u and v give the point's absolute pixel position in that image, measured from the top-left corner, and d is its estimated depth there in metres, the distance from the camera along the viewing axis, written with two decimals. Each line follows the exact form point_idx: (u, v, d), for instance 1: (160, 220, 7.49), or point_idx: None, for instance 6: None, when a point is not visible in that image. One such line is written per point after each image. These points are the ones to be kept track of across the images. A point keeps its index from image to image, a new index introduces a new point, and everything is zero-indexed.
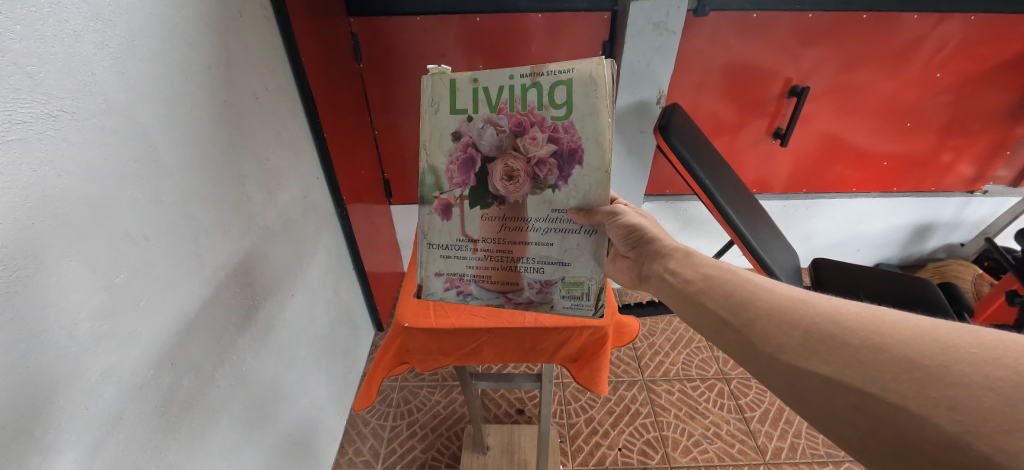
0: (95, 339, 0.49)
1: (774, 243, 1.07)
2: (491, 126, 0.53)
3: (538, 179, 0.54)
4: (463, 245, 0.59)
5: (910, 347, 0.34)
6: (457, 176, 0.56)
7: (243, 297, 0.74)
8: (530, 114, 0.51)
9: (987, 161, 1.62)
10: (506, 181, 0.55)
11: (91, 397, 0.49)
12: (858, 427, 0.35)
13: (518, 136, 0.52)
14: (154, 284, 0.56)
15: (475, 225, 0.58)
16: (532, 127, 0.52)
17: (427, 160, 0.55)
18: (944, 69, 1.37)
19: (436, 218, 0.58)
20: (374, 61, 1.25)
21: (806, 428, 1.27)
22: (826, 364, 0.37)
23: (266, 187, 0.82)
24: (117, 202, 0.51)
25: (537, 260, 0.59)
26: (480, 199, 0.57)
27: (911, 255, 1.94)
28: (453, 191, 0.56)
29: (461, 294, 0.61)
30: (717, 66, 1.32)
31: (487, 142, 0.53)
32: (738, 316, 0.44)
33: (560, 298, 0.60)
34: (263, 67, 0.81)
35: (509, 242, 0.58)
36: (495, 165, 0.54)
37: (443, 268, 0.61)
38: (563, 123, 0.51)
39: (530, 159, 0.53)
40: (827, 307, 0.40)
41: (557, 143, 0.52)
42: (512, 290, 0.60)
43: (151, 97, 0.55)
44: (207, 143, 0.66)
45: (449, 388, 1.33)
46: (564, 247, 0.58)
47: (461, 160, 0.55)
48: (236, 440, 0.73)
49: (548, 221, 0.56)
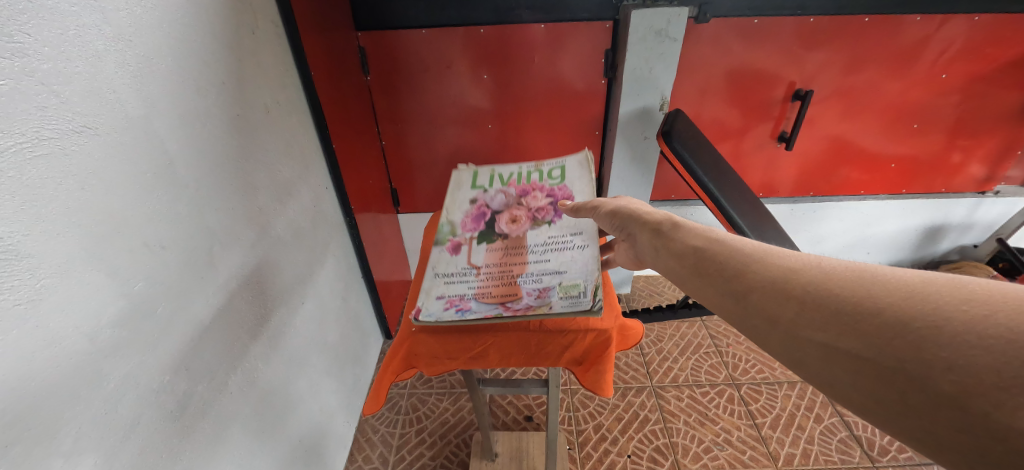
0: (114, 346, 0.50)
1: (780, 246, 1.07)
2: (502, 192, 0.76)
3: (536, 218, 0.70)
4: (468, 272, 0.64)
5: (902, 307, 0.32)
6: (469, 225, 0.72)
7: (255, 305, 0.76)
8: (532, 185, 0.77)
9: (998, 161, 1.60)
10: (511, 223, 0.70)
11: (110, 402, 0.50)
12: (863, 391, 0.32)
13: (523, 197, 0.75)
14: (170, 292, 0.58)
15: (480, 255, 0.67)
16: (534, 192, 0.75)
17: (447, 216, 0.74)
18: (949, 70, 1.37)
19: (445, 254, 0.68)
20: (380, 73, 1.28)
21: (819, 434, 1.25)
22: (819, 330, 0.34)
23: (278, 197, 0.84)
24: (134, 214, 0.53)
25: (537, 273, 0.62)
26: (487, 237, 0.69)
27: (923, 257, 1.92)
28: (466, 234, 0.70)
29: (460, 311, 0.58)
30: (719, 71, 1.33)
31: (497, 202, 0.75)
32: (730, 285, 0.41)
33: (559, 299, 0.58)
34: (275, 82, 0.84)
35: (510, 267, 0.64)
36: (502, 215, 0.72)
37: (445, 291, 0.62)
38: (557, 187, 0.75)
39: (530, 207, 0.72)
40: (818, 272, 0.37)
41: (552, 197, 0.73)
42: (512, 298, 0.59)
43: (168, 112, 0.58)
44: (220, 155, 0.68)
45: (457, 395, 1.34)
46: (561, 259, 0.64)
47: (474, 215, 0.73)
48: (249, 446, 0.74)
49: (545, 244, 0.67)
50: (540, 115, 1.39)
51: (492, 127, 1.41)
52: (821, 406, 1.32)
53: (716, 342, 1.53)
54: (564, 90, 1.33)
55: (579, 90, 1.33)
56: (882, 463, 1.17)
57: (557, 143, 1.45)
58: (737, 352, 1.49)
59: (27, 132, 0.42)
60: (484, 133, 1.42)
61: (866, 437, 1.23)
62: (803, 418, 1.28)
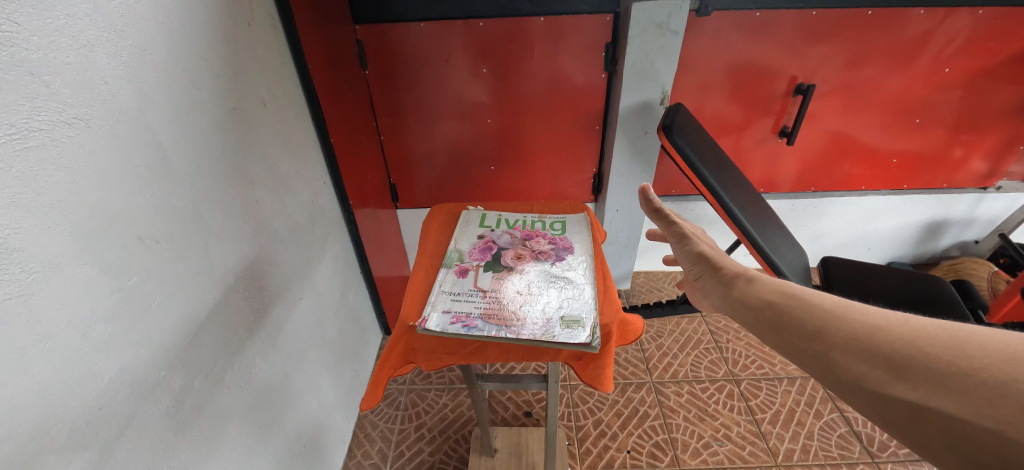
0: (107, 342, 0.50)
1: (781, 241, 1.07)
2: (508, 233, 0.70)
3: (540, 259, 0.64)
4: (474, 293, 0.58)
5: (1002, 371, 0.32)
6: (476, 254, 0.65)
7: (251, 300, 0.76)
8: (535, 231, 0.71)
9: (1000, 157, 1.59)
10: (517, 259, 0.64)
11: (104, 398, 0.49)
12: (957, 452, 0.32)
13: (528, 239, 0.69)
14: (165, 286, 0.57)
15: (486, 279, 0.60)
16: (538, 237, 0.69)
17: (454, 244, 0.67)
18: (952, 65, 1.36)
19: (451, 276, 0.61)
20: (379, 67, 1.27)
21: (819, 429, 1.25)
22: (909, 387, 0.34)
23: (275, 191, 0.83)
24: (127, 208, 0.52)
25: (541, 302, 0.56)
26: (493, 267, 0.63)
27: (924, 253, 1.91)
28: (472, 262, 0.63)
29: (465, 328, 0.53)
30: (720, 65, 1.32)
31: (503, 240, 0.68)
32: (807, 337, 0.41)
33: (562, 331, 0.52)
34: (271, 75, 0.83)
35: (518, 288, 0.58)
36: (508, 251, 0.65)
37: (452, 306, 0.56)
38: (559, 236, 0.69)
39: (535, 250, 0.66)
40: (905, 328, 0.37)
41: (556, 243, 0.68)
42: (516, 323, 0.53)
43: (162, 104, 0.57)
44: (215, 149, 0.67)
45: (456, 391, 1.33)
46: (567, 291, 0.58)
47: (481, 247, 0.67)
48: (246, 442, 0.74)
49: (552, 274, 0.61)
50: (540, 110, 1.38)
51: (491, 122, 1.40)
52: (820, 401, 1.32)
53: (716, 338, 1.53)
54: (564, 84, 1.32)
55: (579, 84, 1.32)
56: (882, 458, 1.17)
57: (557, 138, 1.44)
58: (737, 348, 1.49)
59: (16, 124, 0.41)
60: (483, 128, 1.41)
61: (866, 432, 1.23)
62: (803, 413, 1.28)
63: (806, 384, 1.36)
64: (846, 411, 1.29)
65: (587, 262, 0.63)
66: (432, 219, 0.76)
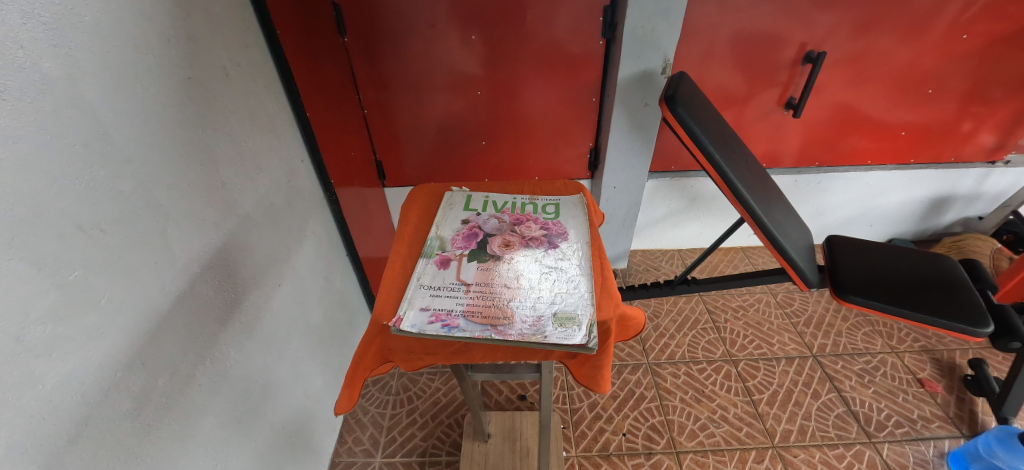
0: (47, 345, 0.45)
1: (786, 219, 1.02)
2: (495, 218, 0.64)
3: (529, 246, 0.59)
4: (457, 287, 0.52)
5: None
6: (460, 242, 0.60)
7: (222, 290, 0.70)
8: (525, 215, 0.65)
9: (1011, 130, 1.53)
10: (504, 247, 0.58)
11: (49, 406, 0.45)
12: None
13: (517, 225, 0.63)
14: (115, 280, 0.52)
15: (470, 271, 0.55)
16: (528, 221, 0.64)
17: (435, 231, 0.62)
18: (969, 31, 1.28)
19: (431, 267, 0.55)
20: (359, 34, 1.17)
21: (816, 409, 1.24)
22: None
23: (244, 172, 0.77)
24: (61, 194, 0.46)
25: (531, 298, 0.51)
26: (479, 256, 0.57)
27: (926, 230, 1.88)
28: (454, 251, 0.58)
29: (445, 328, 0.47)
30: (726, 32, 1.24)
31: (490, 225, 0.63)
32: None
33: (554, 331, 0.47)
34: (233, 42, 0.74)
35: (506, 281, 0.53)
36: (494, 238, 0.60)
37: (431, 303, 0.50)
38: (552, 221, 0.64)
39: (525, 236, 0.60)
40: None
41: (547, 229, 0.62)
42: (502, 323, 0.48)
43: (98, 73, 0.50)
44: (169, 125, 0.60)
45: (449, 375, 1.30)
46: (559, 285, 0.53)
47: (465, 233, 0.61)
48: (224, 438, 0.71)
49: (545, 265, 0.56)
50: (533, 81, 1.29)
51: (481, 94, 1.32)
52: (818, 381, 1.30)
53: (713, 317, 1.50)
54: (559, 53, 1.23)
55: (574, 52, 1.23)
56: (879, 438, 1.17)
57: (551, 111, 1.37)
58: (735, 328, 1.46)
59: None
60: (473, 101, 1.33)
61: (863, 412, 1.23)
62: (801, 394, 1.27)
63: (805, 365, 1.35)
64: (843, 391, 1.28)
65: (583, 250, 0.58)
66: (413, 202, 0.70)
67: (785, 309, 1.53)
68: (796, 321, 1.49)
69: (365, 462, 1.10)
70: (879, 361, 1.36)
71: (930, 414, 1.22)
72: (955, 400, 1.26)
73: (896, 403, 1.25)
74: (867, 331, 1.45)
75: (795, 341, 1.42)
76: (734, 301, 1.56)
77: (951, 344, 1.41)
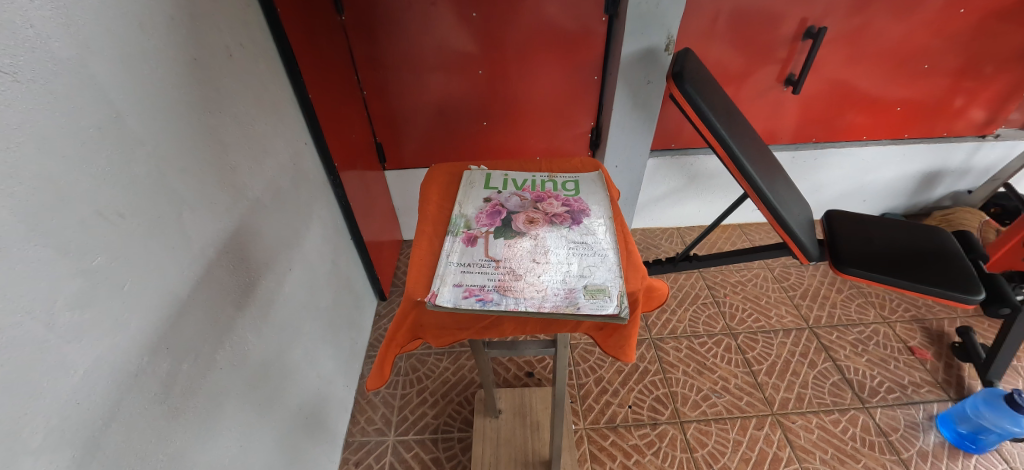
0: (76, 331, 0.44)
1: (788, 194, 1.04)
2: (517, 196, 0.64)
3: (553, 224, 0.59)
4: (487, 264, 0.53)
5: None
6: (484, 220, 0.60)
7: (237, 275, 0.70)
8: (547, 193, 0.65)
9: (1001, 104, 1.56)
10: (529, 224, 0.59)
11: (82, 391, 0.45)
12: None
13: (539, 203, 0.63)
14: (136, 265, 0.52)
15: (498, 248, 0.55)
16: (550, 199, 0.64)
17: (459, 209, 0.62)
18: (967, 5, 1.29)
19: (458, 245, 0.56)
20: (356, 11, 1.14)
21: (814, 376, 1.29)
22: None
23: (252, 155, 0.76)
24: (79, 177, 0.45)
25: (560, 272, 0.52)
26: (504, 233, 0.58)
27: (917, 204, 1.91)
28: (480, 228, 0.58)
29: (480, 302, 0.48)
30: (728, 8, 1.23)
31: (513, 204, 0.63)
32: None
33: (587, 303, 0.48)
34: (235, 20, 0.72)
35: (533, 256, 0.54)
36: (518, 216, 0.60)
37: (464, 279, 0.51)
38: (573, 198, 0.64)
39: (548, 213, 0.61)
40: None
41: (569, 206, 0.62)
42: (535, 296, 0.49)
43: (106, 53, 0.48)
44: (177, 108, 0.59)
45: (457, 354, 1.33)
46: (587, 260, 0.53)
47: (489, 211, 0.61)
48: (245, 419, 0.72)
49: (572, 242, 0.56)
50: (533, 60, 1.28)
51: (482, 73, 1.30)
52: (814, 351, 1.35)
53: (713, 293, 1.54)
54: (560, 30, 1.22)
55: (574, 29, 1.22)
56: (872, 403, 1.22)
57: (551, 91, 1.36)
58: (734, 302, 1.50)
59: None
60: (474, 80, 1.32)
61: (857, 380, 1.28)
62: (798, 364, 1.32)
63: (801, 336, 1.40)
64: (838, 360, 1.33)
65: (606, 226, 0.59)
66: (432, 181, 0.70)
67: (781, 283, 1.57)
68: (793, 294, 1.53)
69: (378, 441, 1.13)
70: (872, 331, 1.41)
71: (920, 379, 1.28)
72: (944, 366, 1.31)
73: (888, 370, 1.30)
74: (860, 302, 1.50)
75: (792, 314, 1.46)
76: (732, 277, 1.60)
77: (939, 313, 1.46)
